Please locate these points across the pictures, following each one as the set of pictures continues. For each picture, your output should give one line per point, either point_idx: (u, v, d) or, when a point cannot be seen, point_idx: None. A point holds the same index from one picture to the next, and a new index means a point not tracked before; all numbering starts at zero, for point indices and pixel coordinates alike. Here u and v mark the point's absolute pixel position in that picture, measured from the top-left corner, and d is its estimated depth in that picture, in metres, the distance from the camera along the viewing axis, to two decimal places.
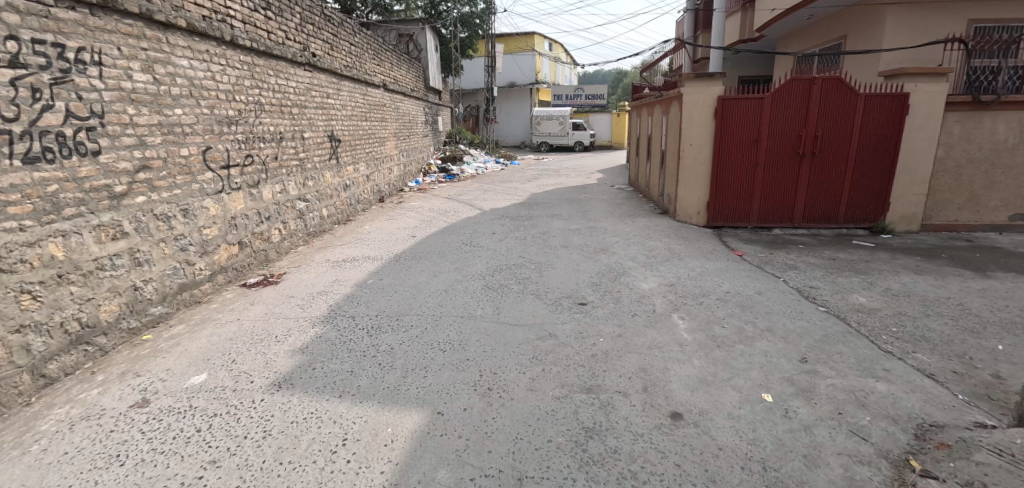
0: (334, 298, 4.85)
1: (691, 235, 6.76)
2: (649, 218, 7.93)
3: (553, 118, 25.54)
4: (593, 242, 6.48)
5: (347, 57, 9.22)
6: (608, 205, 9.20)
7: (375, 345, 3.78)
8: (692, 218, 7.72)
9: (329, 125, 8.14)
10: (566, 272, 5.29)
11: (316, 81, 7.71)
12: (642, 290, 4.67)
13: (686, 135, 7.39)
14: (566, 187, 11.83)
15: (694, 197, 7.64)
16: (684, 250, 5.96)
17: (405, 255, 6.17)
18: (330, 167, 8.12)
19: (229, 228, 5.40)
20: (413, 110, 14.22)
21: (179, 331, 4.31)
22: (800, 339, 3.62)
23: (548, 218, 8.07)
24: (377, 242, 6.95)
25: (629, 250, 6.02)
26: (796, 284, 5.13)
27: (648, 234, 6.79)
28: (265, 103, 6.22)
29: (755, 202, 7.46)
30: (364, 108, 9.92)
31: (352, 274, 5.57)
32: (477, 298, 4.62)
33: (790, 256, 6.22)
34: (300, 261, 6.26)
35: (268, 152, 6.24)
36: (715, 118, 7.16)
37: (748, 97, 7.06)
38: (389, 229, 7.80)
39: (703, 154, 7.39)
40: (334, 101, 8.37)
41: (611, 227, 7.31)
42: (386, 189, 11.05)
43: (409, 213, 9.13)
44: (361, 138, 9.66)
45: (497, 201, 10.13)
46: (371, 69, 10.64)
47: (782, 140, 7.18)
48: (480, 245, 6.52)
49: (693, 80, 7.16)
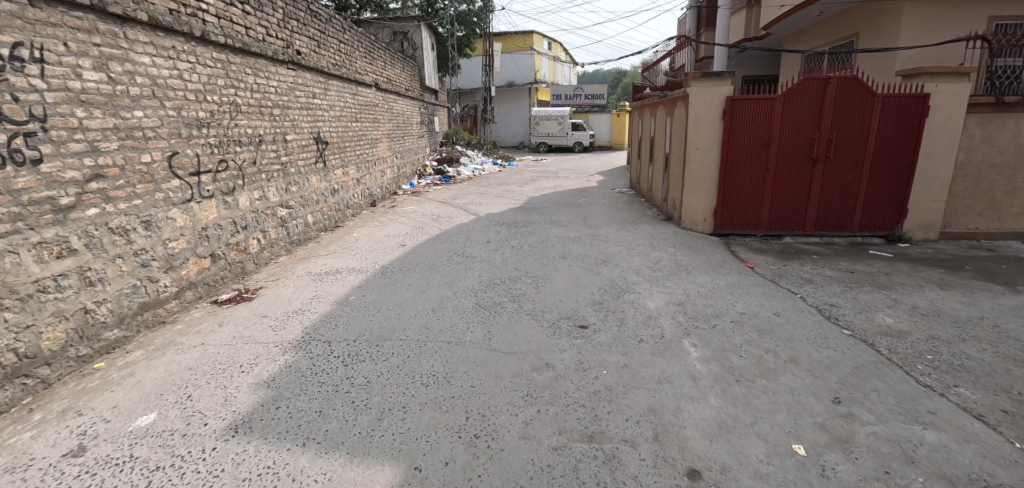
0: (311, 318, 4.42)
1: (698, 245, 6.34)
2: (653, 225, 7.50)
3: (553, 118, 25.11)
4: (594, 252, 6.06)
5: (336, 55, 8.79)
6: (609, 210, 8.78)
7: (349, 378, 3.36)
8: (698, 225, 7.28)
9: (315, 126, 7.70)
10: (565, 288, 4.86)
11: (301, 81, 7.28)
12: (648, 310, 4.25)
13: (692, 137, 6.96)
14: (565, 190, 11.40)
15: (700, 203, 7.20)
16: (692, 262, 5.54)
17: (393, 267, 5.74)
18: (316, 171, 7.68)
19: (198, 240, 4.97)
20: (408, 110, 13.77)
21: (135, 358, 3.88)
22: (829, 373, 3.20)
23: (546, 225, 7.65)
24: (364, 251, 6.53)
25: (632, 262, 5.60)
26: (815, 301, 4.71)
27: (653, 243, 6.37)
28: (242, 104, 5.80)
29: (764, 209, 7.04)
30: (354, 109, 9.48)
31: (334, 290, 5.14)
32: (466, 319, 4.19)
33: (805, 268, 5.80)
34: (280, 273, 5.83)
35: (245, 156, 5.81)
36: (724, 119, 6.73)
37: (758, 97, 6.64)
38: (377, 237, 7.37)
39: (710, 158, 6.95)
40: (320, 101, 7.93)
41: (613, 235, 6.88)
42: (378, 193, 10.62)
43: (400, 219, 8.69)
44: (351, 140, 9.22)
45: (493, 205, 9.70)
46: (361, 68, 10.20)
47: (794, 143, 6.76)
48: (474, 256, 6.09)
49: (699, 80, 6.72)
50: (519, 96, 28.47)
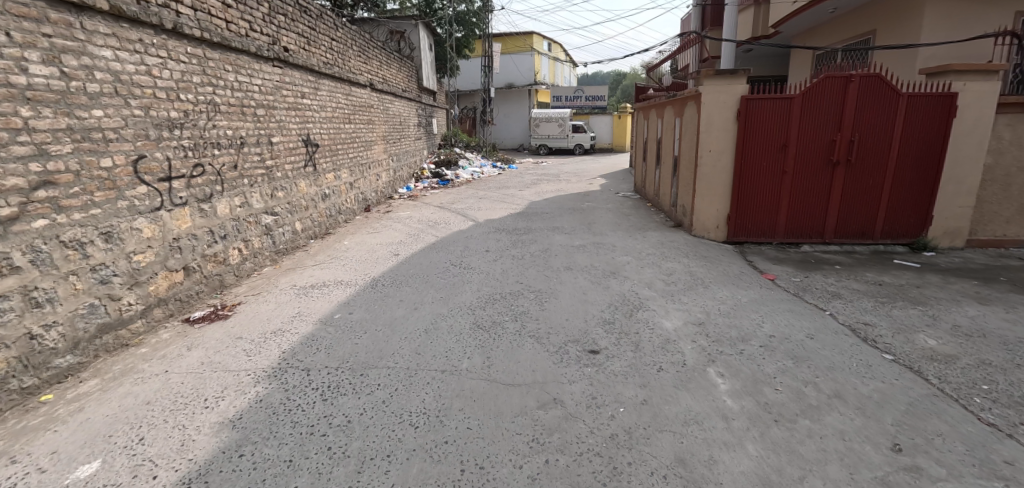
0: (291, 341, 3.98)
1: (712, 254, 5.90)
2: (662, 232, 7.07)
3: (553, 120, 24.72)
4: (602, 262, 5.63)
5: (327, 53, 8.34)
6: (614, 215, 8.34)
7: (327, 417, 2.92)
8: (711, 232, 6.82)
9: (304, 128, 7.25)
10: (572, 304, 4.42)
11: (288, 79, 6.83)
12: (665, 332, 3.81)
13: (704, 140, 6.51)
14: (567, 194, 10.95)
15: (712, 210, 6.74)
16: (709, 274, 5.10)
17: (384, 280, 5.29)
18: (305, 175, 7.22)
19: (169, 253, 4.54)
20: (405, 111, 13.36)
21: (89, 388, 3.44)
22: (881, 412, 2.77)
23: (549, 232, 7.22)
24: (353, 262, 6.08)
25: (644, 275, 5.16)
26: (848, 320, 4.27)
27: (664, 252, 5.94)
28: (222, 103, 5.36)
29: (781, 216, 6.60)
30: (347, 109, 9.04)
31: (318, 306, 4.69)
32: (462, 343, 3.74)
33: (830, 280, 5.36)
34: (261, 287, 5.38)
35: (225, 159, 5.36)
36: (738, 120, 6.28)
37: (776, 97, 6.19)
38: (369, 245, 6.92)
39: (723, 161, 6.50)
40: (310, 101, 7.48)
41: (620, 243, 6.45)
42: (373, 197, 10.17)
43: (395, 225, 8.25)
44: (343, 142, 8.77)
45: (493, 210, 9.26)
46: (356, 68, 9.77)
47: (813, 146, 6.32)
48: (472, 267, 5.64)
49: (712, 78, 6.26)
50: (519, 97, 28.12)
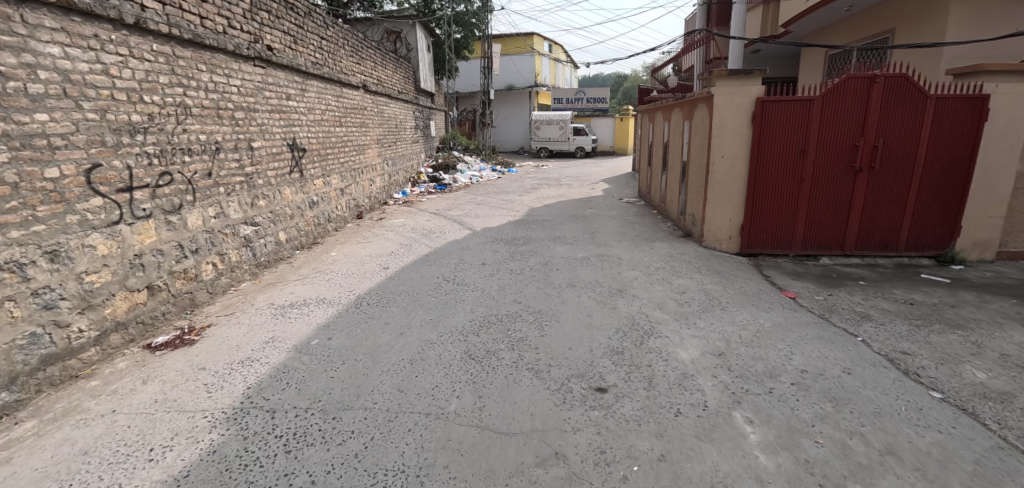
0: (259, 373, 3.54)
1: (726, 268, 5.45)
2: (670, 243, 6.61)
3: (553, 122, 24.27)
4: (607, 278, 5.17)
5: (316, 53, 7.91)
6: (619, 224, 7.88)
7: (287, 477, 2.47)
8: (723, 244, 6.33)
9: (289, 132, 6.81)
10: (574, 329, 3.97)
11: (271, 80, 6.40)
12: (681, 365, 3.36)
13: (716, 144, 6.03)
14: (569, 200, 10.50)
15: (725, 219, 6.25)
16: (726, 293, 4.65)
17: (369, 299, 4.84)
18: (290, 181, 6.78)
19: (129, 271, 4.10)
20: (401, 113, 12.93)
21: (22, 433, 2.99)
22: (946, 476, 2.32)
23: (550, 242, 6.77)
24: (338, 277, 5.63)
25: (654, 293, 4.71)
26: (884, 348, 3.82)
27: (674, 266, 5.48)
28: (194, 106, 4.93)
29: (799, 226, 6.12)
30: (338, 112, 8.61)
31: (294, 330, 4.24)
32: (451, 378, 3.29)
33: (856, 298, 4.91)
34: (235, 305, 4.93)
35: (197, 167, 4.93)
36: (754, 123, 5.81)
37: (795, 98, 5.73)
38: (358, 257, 6.48)
39: (737, 167, 6.03)
40: (296, 104, 7.05)
41: (626, 255, 6.00)
42: (366, 204, 9.72)
43: (387, 234, 7.80)
44: (333, 146, 8.33)
45: (491, 217, 8.82)
46: (348, 68, 9.33)
47: (834, 151, 5.87)
48: (466, 284, 5.19)
49: (726, 78, 5.80)
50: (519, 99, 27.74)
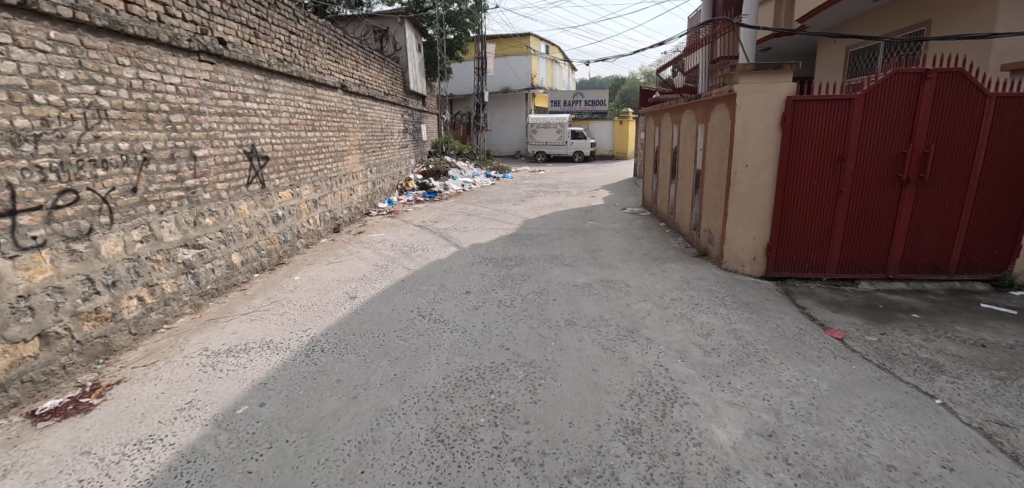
0: (158, 462, 2.66)
1: (755, 299, 4.56)
2: (684, 263, 5.72)
3: (552, 125, 23.44)
4: (614, 313, 4.29)
5: (284, 48, 7.02)
6: (623, 239, 7.00)
7: None
8: (746, 265, 5.40)
9: (246, 137, 5.92)
10: (576, 391, 3.10)
11: (223, 77, 5.52)
12: (721, 454, 2.49)
13: (740, 150, 5.12)
14: (567, 210, 9.64)
15: (748, 237, 5.31)
16: (761, 336, 3.76)
17: (324, 343, 3.96)
18: (247, 195, 5.90)
19: (10, 317, 3.23)
20: (387, 116, 12.06)
21: None
22: None
23: (545, 262, 5.89)
24: (293, 310, 4.74)
25: (673, 335, 3.82)
26: (975, 418, 2.96)
27: (693, 296, 4.60)
28: (112, 107, 4.06)
29: (835, 246, 5.23)
30: (311, 115, 7.72)
31: (221, 391, 3.36)
32: (408, 477, 2.42)
33: (916, 339, 4.06)
34: (163, 351, 4.05)
35: (115, 181, 4.07)
36: (785, 126, 4.91)
37: (832, 97, 4.84)
38: (323, 282, 5.60)
39: (763, 178, 5.12)
40: (256, 105, 6.16)
41: (635, 280, 5.11)
42: (344, 216, 8.85)
43: (363, 251, 6.93)
44: (304, 153, 7.44)
45: (482, 231, 7.94)
46: (324, 66, 8.44)
47: (877, 159, 4.98)
48: (444, 320, 4.31)
49: (750, 74, 4.89)
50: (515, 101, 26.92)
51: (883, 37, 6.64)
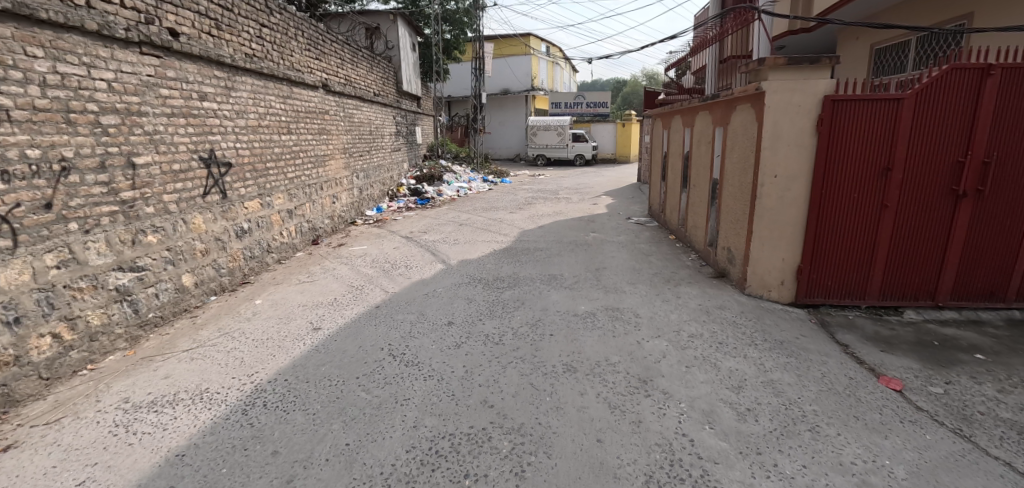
0: None
1: (789, 336, 3.82)
2: (701, 287, 4.98)
3: (552, 128, 22.73)
4: (623, 354, 3.55)
5: (253, 42, 6.31)
6: (630, 256, 6.26)
7: None
8: (772, 290, 4.68)
9: (203, 141, 5.22)
10: (575, 477, 2.37)
11: (172, 73, 4.82)
12: None
13: (768, 157, 4.39)
14: (567, 220, 8.90)
15: (776, 258, 4.60)
16: (806, 391, 3.03)
17: (269, 396, 3.25)
18: (203, 207, 5.20)
19: None
20: (377, 117, 11.35)
21: None
22: None
23: (542, 284, 5.16)
24: (242, 346, 4.02)
25: (696, 389, 3.09)
26: None
27: (716, 331, 3.86)
28: (14, 106, 3.38)
29: (876, 269, 4.51)
30: (287, 117, 7.02)
31: (124, 468, 2.64)
32: None
33: (991, 390, 3.32)
34: (75, 403, 3.34)
35: (20, 196, 3.40)
36: (822, 130, 4.20)
37: (877, 96, 4.13)
38: (286, 307, 4.89)
39: (795, 190, 4.40)
40: (215, 105, 5.44)
41: (646, 309, 4.38)
42: (325, 226, 8.14)
43: (339, 268, 6.20)
44: (277, 159, 6.72)
45: (473, 244, 7.22)
46: (303, 63, 7.73)
47: (928, 170, 4.25)
48: (417, 363, 3.58)
49: (781, 70, 4.18)
50: (515, 103, 26.20)
51: (929, 28, 5.70)
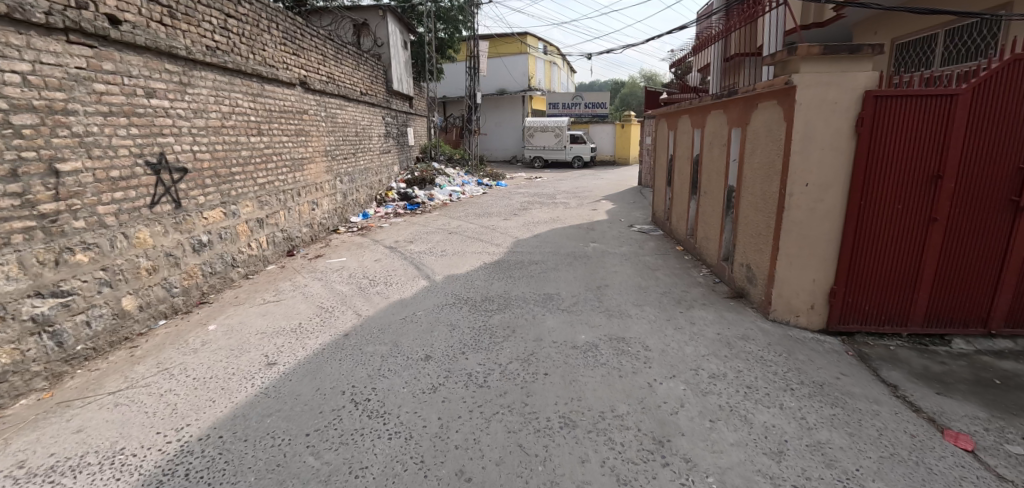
0: None
1: (828, 376, 3.22)
2: (719, 311, 4.35)
3: (548, 129, 22.12)
4: (632, 403, 2.93)
5: (216, 33, 5.68)
6: (634, 271, 5.63)
7: None
8: (801, 316, 4.06)
9: (151, 144, 4.59)
10: None
11: (111, 66, 4.19)
12: None
13: (798, 163, 3.77)
14: (565, 228, 8.28)
15: (805, 279, 3.98)
16: (864, 460, 2.43)
17: (195, 461, 2.61)
18: (151, 218, 4.57)
19: None
20: (364, 117, 10.72)
21: None
22: None
23: (536, 306, 4.54)
24: (178, 389, 3.38)
25: (725, 455, 2.47)
26: None
27: (742, 371, 3.24)
28: None
29: (921, 292, 3.90)
30: (257, 117, 6.38)
31: None
32: None
33: None
34: None
35: None
36: (862, 132, 3.61)
37: (927, 91, 3.54)
38: (242, 334, 4.26)
39: (828, 201, 3.80)
40: (167, 103, 4.81)
41: (656, 339, 3.76)
42: (303, 235, 7.51)
43: (312, 285, 5.57)
44: (244, 163, 6.08)
45: (462, 256, 6.59)
46: (278, 59, 7.10)
47: (986, 177, 3.64)
48: (383, 413, 2.95)
49: (814, 60, 3.57)
50: (512, 104, 25.61)
51: (977, 14, 4.96)
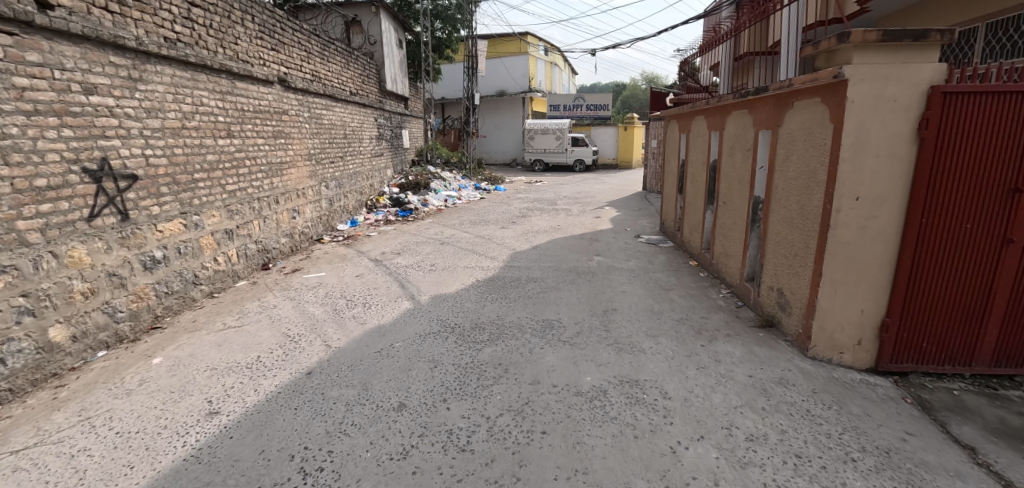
0: None
1: (891, 439, 2.60)
2: (748, 344, 3.72)
3: (549, 132, 21.59)
4: (653, 480, 2.30)
5: (177, 23, 5.09)
6: (645, 291, 5.01)
7: None
8: (846, 353, 3.44)
9: (90, 148, 3.98)
10: None
11: (38, 58, 3.60)
12: None
13: (848, 173, 3.16)
14: (567, 238, 7.66)
15: (852, 310, 3.36)
16: None
17: None
18: (89, 233, 3.95)
19: None
20: (354, 118, 10.12)
21: None
22: None
23: (533, 336, 3.92)
24: (96, 448, 2.76)
25: None
26: None
27: (787, 431, 2.62)
28: None
29: (991, 327, 3.27)
30: (227, 116, 5.79)
31: None
32: None
33: None
34: None
35: None
36: (926, 136, 3.00)
37: (1005, 87, 2.92)
38: (189, 370, 3.64)
39: (882, 218, 3.19)
40: (113, 100, 4.20)
41: (676, 384, 3.14)
42: (281, 246, 6.91)
43: (282, 306, 4.97)
44: (211, 168, 5.48)
45: (452, 271, 5.98)
46: (253, 54, 6.49)
47: None
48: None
49: (870, 50, 2.97)
50: (512, 106, 25.08)
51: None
